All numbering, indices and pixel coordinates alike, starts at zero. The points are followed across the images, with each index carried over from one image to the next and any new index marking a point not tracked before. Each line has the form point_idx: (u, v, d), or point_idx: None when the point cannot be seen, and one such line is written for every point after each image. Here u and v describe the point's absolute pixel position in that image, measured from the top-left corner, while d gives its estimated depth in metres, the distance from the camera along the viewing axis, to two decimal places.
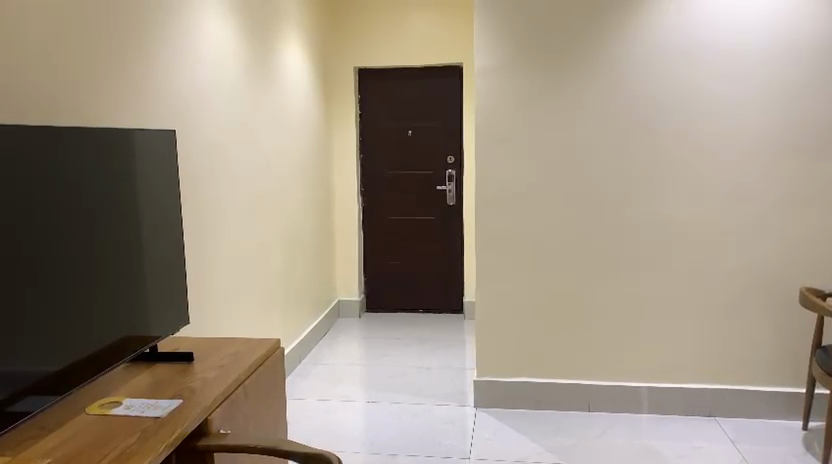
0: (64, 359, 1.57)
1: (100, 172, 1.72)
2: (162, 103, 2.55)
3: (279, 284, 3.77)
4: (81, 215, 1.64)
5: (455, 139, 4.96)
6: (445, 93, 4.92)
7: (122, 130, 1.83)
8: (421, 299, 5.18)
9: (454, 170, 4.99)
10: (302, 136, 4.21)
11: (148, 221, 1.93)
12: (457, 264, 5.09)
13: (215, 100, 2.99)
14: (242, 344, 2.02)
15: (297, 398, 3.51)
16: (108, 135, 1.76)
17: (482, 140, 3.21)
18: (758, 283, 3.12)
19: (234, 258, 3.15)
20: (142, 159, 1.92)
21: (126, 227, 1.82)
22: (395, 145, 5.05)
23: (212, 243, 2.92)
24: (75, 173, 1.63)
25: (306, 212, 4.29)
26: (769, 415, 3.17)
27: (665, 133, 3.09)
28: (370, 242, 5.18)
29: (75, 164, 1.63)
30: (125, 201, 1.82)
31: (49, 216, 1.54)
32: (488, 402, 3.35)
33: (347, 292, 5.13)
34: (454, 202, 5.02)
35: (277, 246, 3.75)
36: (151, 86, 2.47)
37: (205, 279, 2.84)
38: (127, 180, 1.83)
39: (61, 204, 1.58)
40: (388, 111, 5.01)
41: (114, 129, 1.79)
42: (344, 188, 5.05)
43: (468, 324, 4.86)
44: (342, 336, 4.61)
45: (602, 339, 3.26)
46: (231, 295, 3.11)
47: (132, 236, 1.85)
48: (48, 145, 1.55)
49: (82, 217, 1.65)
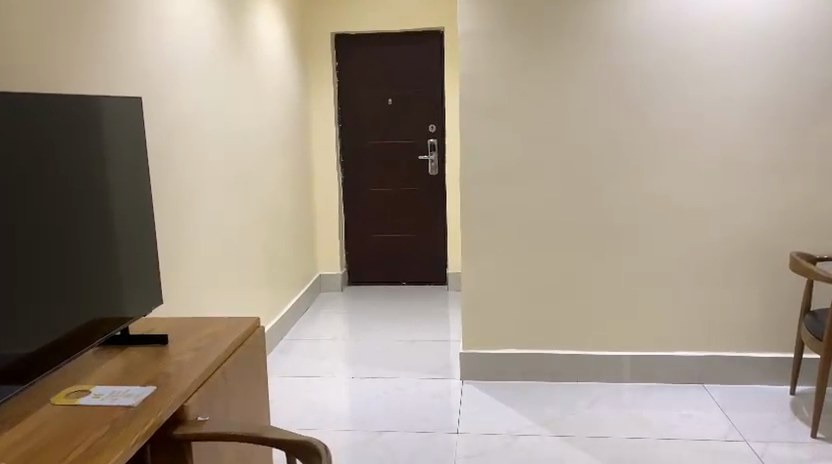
0: (33, 344, 1.47)
1: (69, 143, 1.61)
2: (128, 72, 2.39)
3: (258, 262, 3.64)
4: (50, 189, 1.53)
5: (437, 107, 4.83)
6: (426, 60, 4.78)
7: (93, 98, 1.71)
8: (404, 271, 5.09)
9: (436, 139, 4.87)
10: (279, 106, 4.05)
11: (121, 195, 1.82)
12: (441, 236, 5.00)
13: (185, 69, 2.83)
14: (219, 325, 1.92)
15: (280, 377, 3.43)
16: (77, 104, 1.64)
17: (468, 105, 3.08)
18: (748, 249, 3.08)
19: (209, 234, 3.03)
20: (114, 130, 1.80)
21: (99, 202, 1.71)
22: (376, 114, 4.90)
23: (185, 221, 2.79)
24: (41, 143, 1.51)
25: (285, 187, 4.16)
26: (757, 381, 3.16)
27: (655, 97, 3.00)
28: (352, 215, 5.06)
29: (41, 133, 1.52)
30: (96, 174, 1.71)
31: (15, 190, 1.43)
32: (475, 375, 3.30)
33: (328, 267, 5.02)
34: (436, 173, 4.92)
35: (255, 225, 3.62)
36: (116, 53, 2.31)
37: (177, 259, 2.71)
38: (99, 153, 1.72)
39: (27, 176, 1.46)
40: (367, 79, 4.86)
41: (84, 98, 1.67)
42: (323, 159, 4.91)
43: (453, 296, 4.79)
44: (325, 311, 4.52)
45: (590, 309, 3.21)
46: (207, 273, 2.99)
47: (106, 211, 1.74)
48: (11, 113, 1.43)
49: (51, 191, 1.54)
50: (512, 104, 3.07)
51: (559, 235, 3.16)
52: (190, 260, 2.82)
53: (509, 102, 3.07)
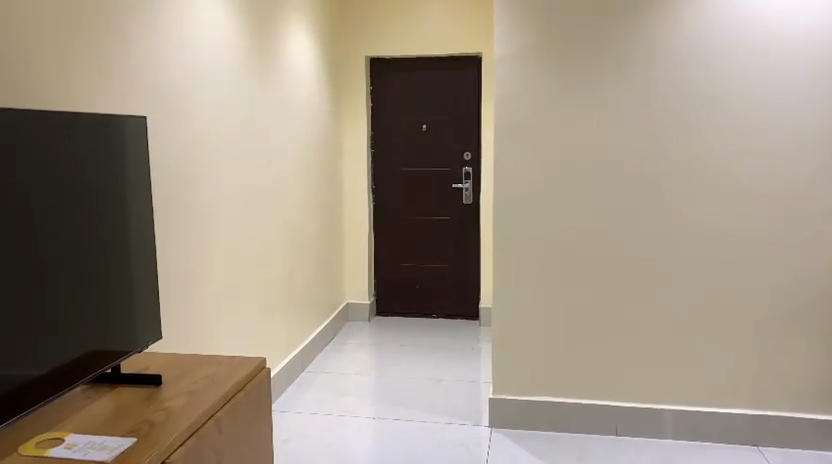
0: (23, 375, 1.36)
1: (81, 162, 1.53)
2: (145, 91, 2.29)
3: (277, 290, 3.50)
4: (56, 208, 1.44)
5: (473, 134, 4.67)
6: (462, 85, 4.64)
7: (110, 117, 1.63)
8: (434, 303, 4.89)
9: (471, 168, 4.70)
10: (307, 129, 3.94)
11: (135, 220, 1.73)
12: (474, 268, 4.80)
13: (206, 89, 2.74)
14: (220, 366, 1.76)
15: (295, 413, 3.25)
16: (93, 123, 1.57)
17: (502, 134, 2.91)
18: (809, 297, 2.80)
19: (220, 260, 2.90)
20: (131, 152, 1.72)
21: (109, 225, 1.62)
22: (409, 141, 4.77)
23: (195, 245, 2.66)
24: (51, 160, 1.43)
25: (311, 212, 4.03)
26: (818, 444, 2.85)
27: (705, 127, 2.77)
28: (381, 243, 4.91)
29: (52, 150, 1.44)
30: (108, 197, 1.62)
31: (18, 207, 1.34)
32: (504, 422, 3.06)
33: (355, 296, 4.85)
34: (470, 202, 4.73)
35: (276, 251, 3.48)
36: (131, 71, 2.22)
37: (183, 285, 2.58)
38: (112, 175, 1.63)
39: (32, 194, 1.38)
40: (402, 105, 4.73)
41: (102, 117, 1.60)
42: (354, 185, 4.78)
43: (484, 331, 4.57)
44: (349, 343, 4.35)
45: (632, 356, 2.95)
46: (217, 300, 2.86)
47: (116, 236, 1.65)
48: (21, 128, 1.36)
49: (56, 210, 1.45)
50: (551, 132, 2.88)
51: (599, 275, 2.93)
52: (198, 286, 2.69)
53: (547, 131, 2.88)
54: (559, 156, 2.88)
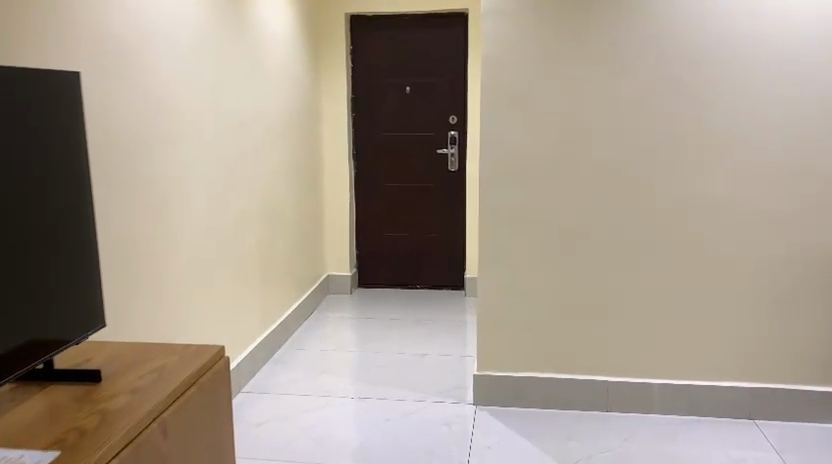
0: None
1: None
2: (102, 47, 2.06)
3: (254, 264, 3.30)
4: None
5: (459, 96, 4.44)
6: (448, 44, 4.39)
7: (27, 70, 1.36)
8: (419, 274, 4.72)
9: (457, 132, 4.49)
10: (285, 93, 3.70)
11: (67, 192, 1.47)
12: (460, 237, 4.62)
13: (175, 48, 2.51)
14: (172, 357, 1.57)
15: (274, 394, 3.08)
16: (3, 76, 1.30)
17: (489, 94, 2.69)
18: (811, 267, 2.65)
19: (197, 234, 2.69)
20: (60, 111, 1.45)
21: (32, 200, 1.37)
22: (392, 104, 4.53)
23: (167, 220, 2.45)
24: None
25: (289, 180, 3.81)
26: (817, 419, 2.72)
27: (708, 87, 2.58)
28: (364, 212, 4.70)
29: None
30: (30, 165, 1.36)
31: None
32: (490, 400, 2.92)
33: (337, 267, 4.66)
34: (456, 168, 4.53)
35: (251, 223, 3.28)
36: (87, 26, 1.99)
37: (155, 263, 2.37)
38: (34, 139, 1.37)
39: None
40: (384, 65, 4.48)
41: (15, 69, 1.33)
42: (334, 151, 4.54)
43: (471, 302, 4.41)
44: (331, 316, 4.17)
45: (624, 330, 2.80)
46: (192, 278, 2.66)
47: (43, 211, 1.40)
48: None
49: None
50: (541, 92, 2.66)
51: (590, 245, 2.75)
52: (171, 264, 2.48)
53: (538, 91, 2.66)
54: (550, 117, 2.68)
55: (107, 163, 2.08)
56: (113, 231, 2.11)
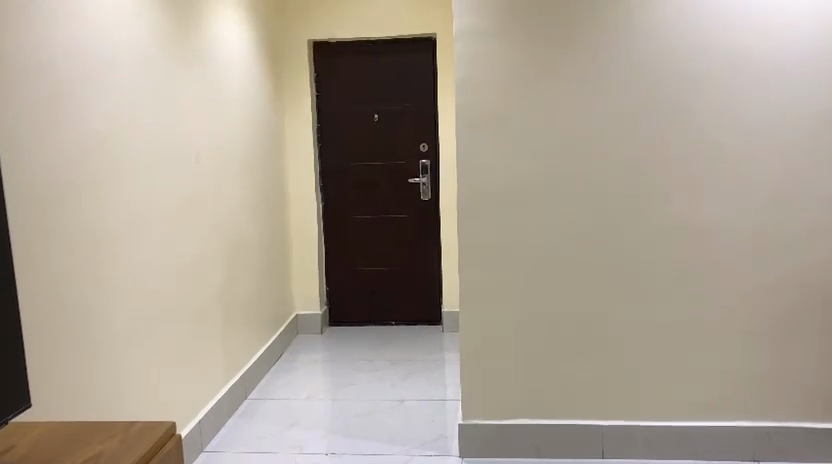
0: None
1: None
2: (29, 78, 1.82)
3: (213, 310, 3.03)
4: None
5: (429, 123, 4.28)
6: (416, 70, 4.24)
7: None
8: (393, 310, 4.49)
9: (428, 160, 4.31)
10: (244, 123, 3.48)
11: None
12: (434, 269, 4.41)
13: (117, 79, 2.28)
14: (111, 441, 1.33)
15: (238, 452, 2.80)
16: None
17: (466, 122, 2.52)
18: (811, 296, 2.50)
19: (147, 284, 2.43)
20: None
21: None
22: (359, 132, 4.34)
23: (107, 270, 2.19)
24: None
25: (251, 216, 3.57)
26: (825, 458, 2.56)
27: (695, 110, 2.45)
28: (333, 246, 4.47)
29: None
30: None
31: None
32: (477, 451, 2.69)
33: (306, 305, 4.41)
34: (429, 198, 4.34)
35: (210, 265, 3.02)
36: (10, 53, 1.75)
37: (93, 320, 2.10)
38: None
39: None
40: (350, 93, 4.31)
41: None
42: (300, 183, 4.32)
43: (448, 339, 4.18)
44: (300, 360, 3.91)
45: (618, 370, 2.61)
46: (140, 331, 2.39)
47: None
48: None
49: None
50: (521, 119, 2.50)
51: (579, 279, 2.58)
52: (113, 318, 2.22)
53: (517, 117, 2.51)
54: (531, 145, 2.52)
55: (30, 210, 1.83)
56: (40, 287, 1.86)
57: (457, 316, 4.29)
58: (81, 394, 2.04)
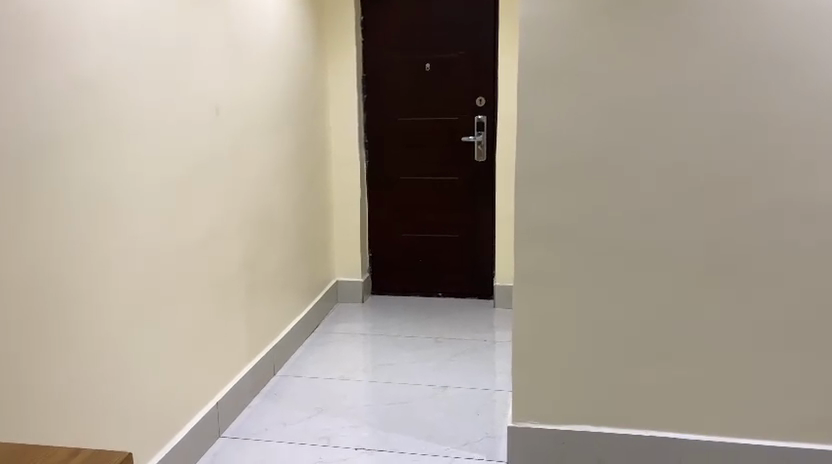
0: None
1: None
2: None
3: (233, 280, 2.72)
4: None
5: (488, 74, 3.80)
6: (475, 13, 3.75)
7: None
8: (441, 281, 4.12)
9: (484, 116, 3.85)
10: (277, 72, 3.12)
11: None
12: (487, 238, 4.00)
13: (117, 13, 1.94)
14: None
15: (258, 441, 2.52)
16: None
17: (529, 69, 2.10)
18: None
19: (154, 253, 2.13)
20: None
21: None
22: (409, 84, 3.91)
23: (104, 240, 1.89)
24: None
25: (283, 176, 3.21)
26: None
27: (816, 63, 1.97)
28: (377, 209, 4.10)
29: None
30: None
31: None
32: (528, 458, 2.34)
33: (347, 272, 4.08)
34: (484, 159, 3.89)
35: (231, 231, 2.69)
36: None
37: (86, 299, 1.82)
38: None
39: None
40: (400, 39, 3.86)
41: None
42: (342, 139, 3.94)
43: (500, 316, 3.80)
44: (337, 333, 3.60)
45: (699, 375, 2.21)
46: (145, 309, 2.10)
47: None
48: None
49: None
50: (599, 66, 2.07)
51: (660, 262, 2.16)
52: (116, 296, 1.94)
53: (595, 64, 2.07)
54: (610, 99, 2.08)
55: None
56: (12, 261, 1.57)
57: (510, 291, 3.89)
58: (69, 387, 1.77)
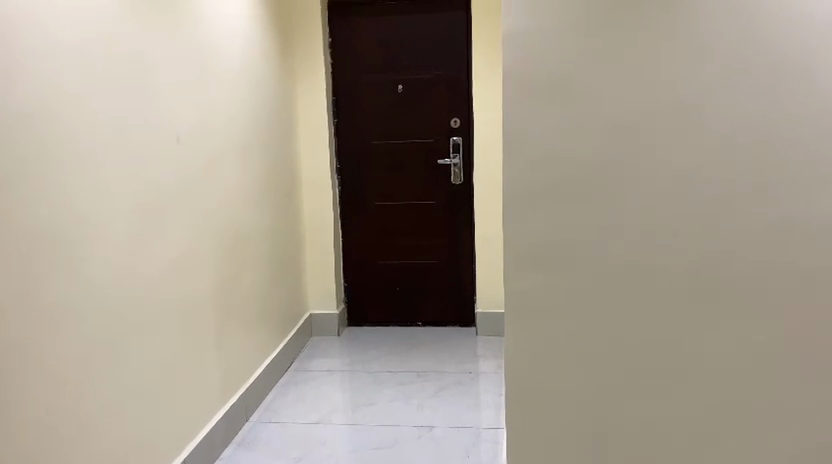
0: None
1: None
2: None
3: (198, 321, 2.51)
4: None
5: (463, 94, 3.68)
6: (447, 33, 3.64)
7: None
8: (420, 310, 3.94)
9: (460, 138, 3.72)
10: (244, 98, 2.94)
11: None
12: (467, 264, 3.85)
13: (58, 37, 1.77)
14: None
15: None
16: None
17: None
18: None
19: (97, 298, 1.94)
20: None
21: None
22: (381, 106, 3.76)
23: (34, 289, 1.69)
24: None
25: (253, 206, 3.02)
26: None
27: None
28: (352, 237, 3.93)
29: None
30: None
31: None
32: None
33: (321, 304, 3.88)
34: (461, 181, 3.76)
35: (195, 267, 2.48)
36: None
37: (14, 356, 1.63)
38: None
39: None
40: (370, 60, 3.73)
41: None
42: (312, 165, 3.76)
43: (484, 345, 3.63)
44: (313, 370, 3.39)
45: None
46: (88, 363, 1.91)
47: None
48: None
49: None
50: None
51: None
52: (50, 352, 1.76)
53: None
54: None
55: None
56: None
57: (493, 318, 3.73)
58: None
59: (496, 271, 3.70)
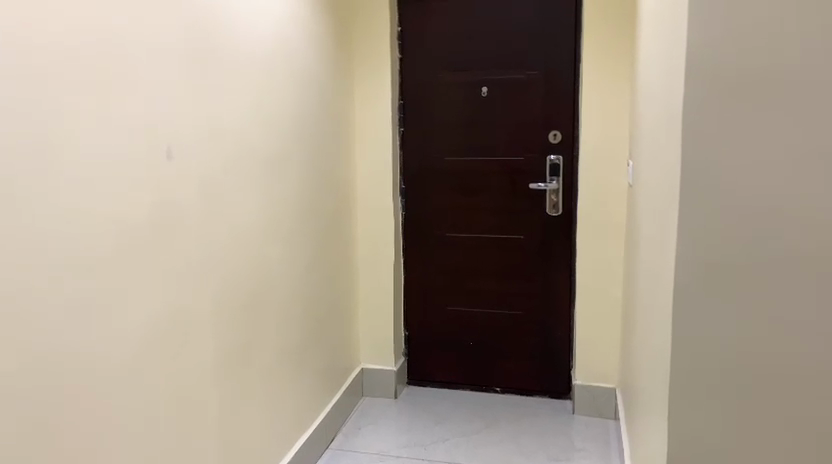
0: None
1: None
2: None
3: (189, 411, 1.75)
4: None
5: (566, 101, 2.84)
6: (549, 21, 2.81)
7: None
8: (498, 372, 3.11)
9: (560, 156, 2.88)
10: (279, 101, 2.23)
11: None
12: (561, 317, 2.99)
13: None
14: None
15: None
16: None
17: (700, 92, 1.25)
18: None
19: (15, 406, 1.20)
20: None
21: None
22: (459, 113, 2.98)
23: None
24: None
25: (285, 242, 2.30)
26: None
27: None
28: (416, 276, 3.15)
29: None
30: None
31: None
32: None
33: (374, 358, 3.11)
34: (558, 212, 2.91)
35: (185, 336, 1.73)
36: None
37: None
38: None
39: None
40: (448, 55, 2.95)
41: None
42: (370, 185, 3.01)
43: (581, 428, 2.79)
44: (360, 451, 2.63)
45: None
46: None
47: None
48: None
49: None
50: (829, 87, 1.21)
51: None
52: None
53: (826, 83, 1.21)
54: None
55: None
56: None
57: (594, 393, 2.86)
58: None
59: (601, 333, 2.83)
